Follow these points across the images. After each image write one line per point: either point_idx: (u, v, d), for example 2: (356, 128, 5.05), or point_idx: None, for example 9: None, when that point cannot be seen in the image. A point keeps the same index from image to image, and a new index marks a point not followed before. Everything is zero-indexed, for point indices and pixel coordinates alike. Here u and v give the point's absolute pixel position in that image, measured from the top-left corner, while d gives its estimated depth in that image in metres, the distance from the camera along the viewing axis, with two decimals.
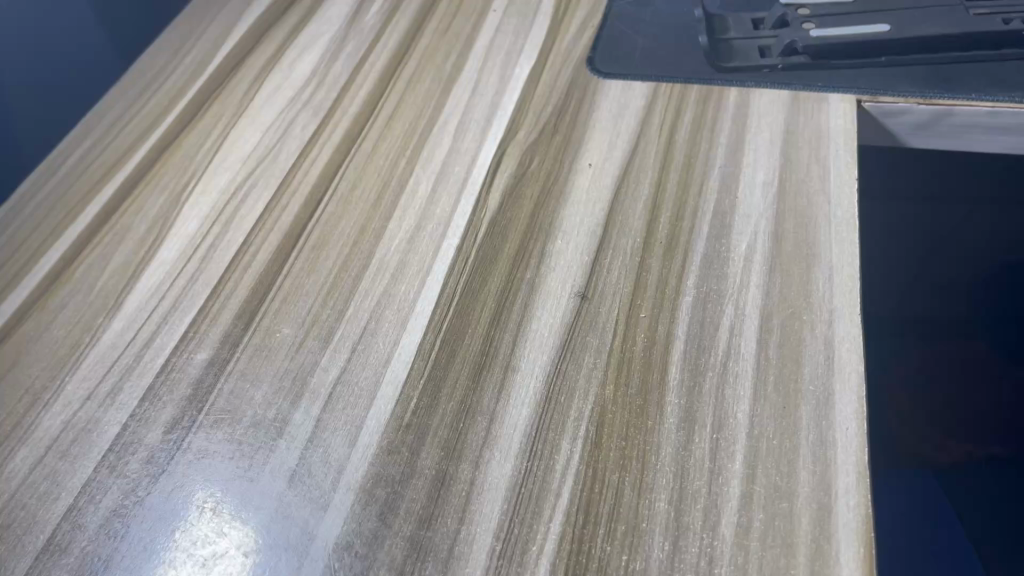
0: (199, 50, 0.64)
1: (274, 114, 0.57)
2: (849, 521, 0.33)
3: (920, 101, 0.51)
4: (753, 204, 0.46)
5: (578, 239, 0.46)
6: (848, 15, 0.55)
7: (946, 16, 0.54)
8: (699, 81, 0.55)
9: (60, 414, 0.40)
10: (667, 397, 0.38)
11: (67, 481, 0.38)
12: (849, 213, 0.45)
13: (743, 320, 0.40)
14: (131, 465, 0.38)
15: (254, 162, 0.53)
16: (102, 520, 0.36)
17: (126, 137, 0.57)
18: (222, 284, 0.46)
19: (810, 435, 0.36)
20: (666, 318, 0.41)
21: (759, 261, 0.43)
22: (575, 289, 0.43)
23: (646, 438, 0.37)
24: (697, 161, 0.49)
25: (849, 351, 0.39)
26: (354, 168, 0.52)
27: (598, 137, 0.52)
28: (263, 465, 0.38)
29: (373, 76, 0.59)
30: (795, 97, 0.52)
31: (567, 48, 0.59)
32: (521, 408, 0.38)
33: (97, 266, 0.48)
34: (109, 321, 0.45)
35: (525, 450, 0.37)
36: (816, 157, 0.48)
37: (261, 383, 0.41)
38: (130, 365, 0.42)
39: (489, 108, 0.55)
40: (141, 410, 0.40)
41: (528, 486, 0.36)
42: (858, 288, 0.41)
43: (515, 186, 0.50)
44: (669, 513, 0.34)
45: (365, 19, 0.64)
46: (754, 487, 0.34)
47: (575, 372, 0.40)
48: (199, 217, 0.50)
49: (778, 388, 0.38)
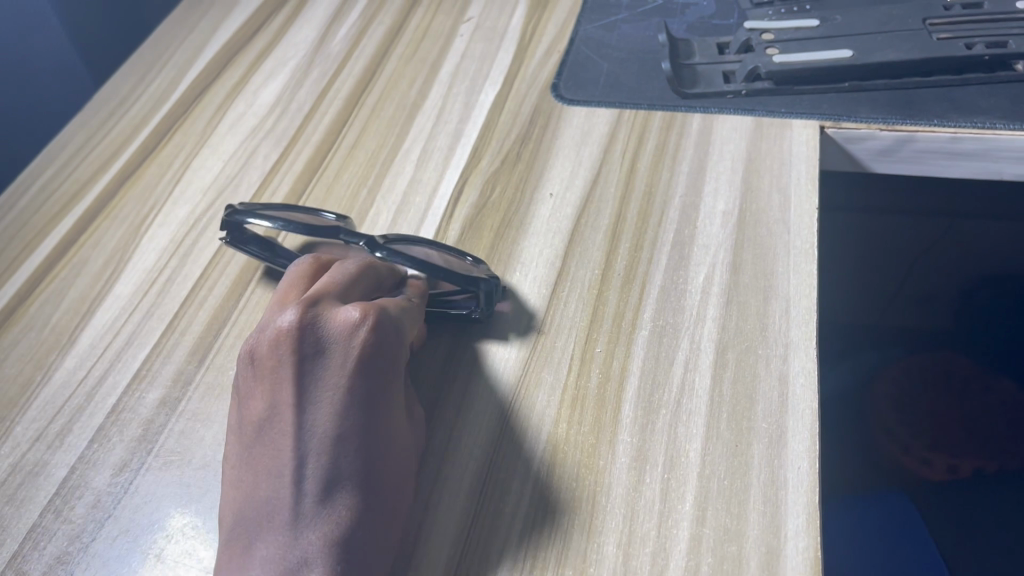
0: (164, 75, 0.64)
1: (237, 142, 0.57)
2: (798, 565, 0.32)
3: (881, 127, 0.50)
4: (712, 234, 0.46)
5: (537, 272, 0.46)
6: (812, 39, 0.55)
7: (909, 41, 0.53)
8: (662, 108, 0.54)
9: (8, 457, 0.40)
10: (620, 435, 0.38)
11: (12, 526, 0.38)
12: (808, 243, 0.45)
13: (698, 355, 0.40)
14: (76, 510, 0.38)
15: (215, 193, 0.53)
16: (46, 568, 0.36)
17: (87, 165, 0.57)
18: (177, 319, 0.45)
19: (760, 475, 0.35)
20: (621, 353, 0.41)
21: (716, 292, 0.43)
22: (531, 323, 0.43)
23: (598, 478, 0.36)
24: (658, 190, 0.49)
25: (804, 386, 0.38)
26: (315, 198, 0.52)
27: (560, 165, 0.52)
28: (210, 511, 0.37)
29: (338, 104, 0.59)
30: (758, 125, 0.52)
31: (532, 74, 0.59)
32: (473, 447, 0.38)
33: (53, 301, 0.47)
34: (62, 359, 0.44)
35: (475, 492, 0.37)
36: (777, 186, 0.48)
37: (212, 423, 0.40)
38: (81, 405, 0.42)
39: (452, 136, 0.55)
40: (90, 452, 0.40)
41: (477, 529, 0.35)
42: (815, 321, 0.41)
43: (475, 217, 0.49)
44: (618, 557, 0.34)
45: (331, 44, 0.64)
46: (703, 529, 0.34)
47: (528, 410, 0.39)
48: (157, 250, 0.50)
49: (731, 425, 0.37)
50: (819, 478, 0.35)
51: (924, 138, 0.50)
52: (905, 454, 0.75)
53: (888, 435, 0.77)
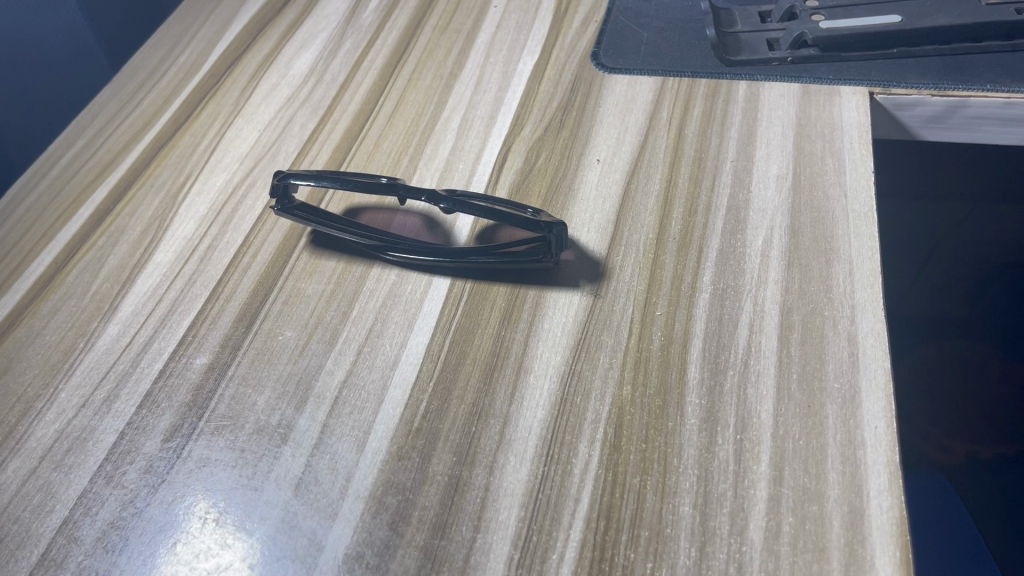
0: (194, 48, 0.63)
1: (271, 112, 0.56)
2: (883, 524, 0.31)
3: (933, 93, 0.49)
4: (767, 197, 0.45)
5: (589, 236, 0.44)
6: (857, 6, 0.54)
7: (958, 5, 0.52)
8: (706, 75, 0.53)
9: (54, 423, 0.39)
10: (687, 396, 0.36)
11: (63, 492, 0.37)
12: (869, 205, 0.43)
13: (763, 316, 0.39)
14: (129, 475, 0.37)
15: (253, 162, 0.52)
16: (100, 533, 0.35)
17: (120, 136, 0.56)
18: (221, 287, 0.44)
19: (837, 435, 0.34)
20: (682, 315, 0.40)
21: (777, 255, 0.42)
22: (586, 286, 0.42)
23: (668, 439, 0.35)
24: (708, 156, 0.48)
25: (874, 347, 0.37)
26: (356, 166, 0.51)
27: (605, 132, 0.50)
28: (267, 474, 0.36)
29: (373, 73, 0.58)
30: (805, 89, 0.51)
31: (571, 43, 0.58)
32: (535, 409, 0.37)
33: (90, 271, 0.46)
34: (105, 326, 0.43)
35: (541, 454, 0.35)
36: (830, 149, 0.47)
37: (264, 389, 0.39)
38: (126, 371, 0.41)
39: (492, 104, 0.54)
40: (139, 418, 0.39)
41: (546, 491, 0.34)
42: (881, 283, 0.39)
43: (521, 183, 0.48)
44: (694, 518, 0.33)
45: (362, 16, 0.63)
46: (782, 489, 0.33)
47: (590, 373, 0.38)
48: (196, 218, 0.49)
49: (802, 386, 0.36)
50: (898, 438, 0.34)
51: (978, 103, 0.49)
52: (925, 443, 0.72)
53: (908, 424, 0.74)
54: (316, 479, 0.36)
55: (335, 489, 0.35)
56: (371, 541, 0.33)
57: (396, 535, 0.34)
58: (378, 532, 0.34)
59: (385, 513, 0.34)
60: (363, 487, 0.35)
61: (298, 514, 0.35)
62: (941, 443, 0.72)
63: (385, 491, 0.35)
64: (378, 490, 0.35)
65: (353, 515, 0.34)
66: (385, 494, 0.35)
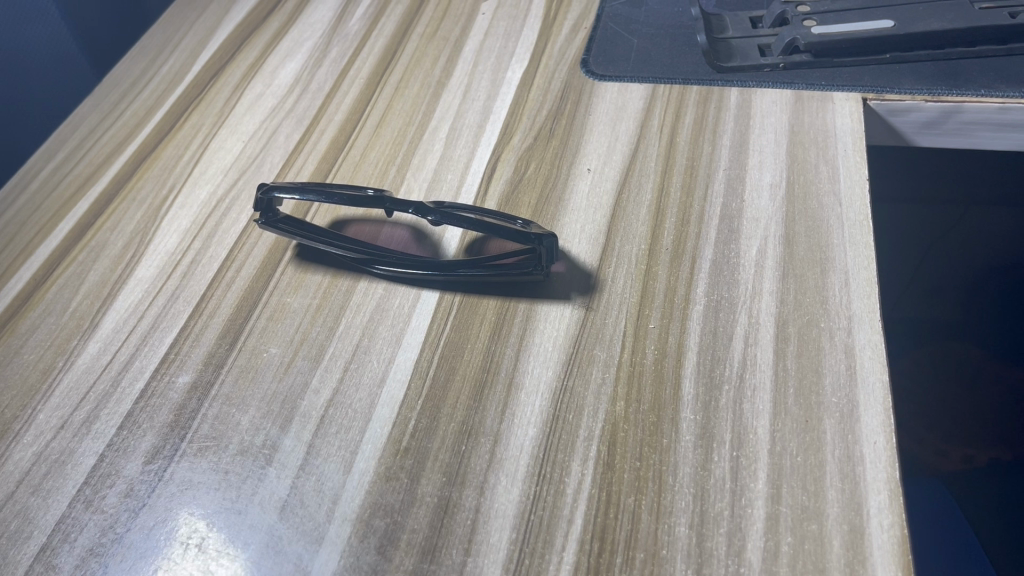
0: (177, 58, 0.62)
1: (255, 123, 0.55)
2: (884, 544, 0.31)
3: (927, 98, 0.48)
4: (761, 207, 0.44)
5: (579, 247, 0.43)
6: (849, 11, 0.53)
7: (950, 10, 0.51)
8: (697, 82, 0.52)
9: (32, 446, 0.38)
10: (681, 413, 0.36)
11: (40, 518, 0.36)
12: (864, 213, 0.42)
13: (758, 329, 0.38)
14: (109, 499, 0.36)
15: (237, 173, 0.51)
16: (79, 560, 0.34)
17: (102, 148, 0.55)
18: (204, 303, 0.43)
19: (835, 451, 0.33)
20: (676, 328, 0.39)
21: (772, 266, 0.41)
22: (577, 299, 0.41)
23: (662, 457, 0.34)
24: (700, 165, 0.47)
25: (872, 359, 0.36)
26: (343, 177, 0.50)
27: (596, 140, 0.50)
28: (251, 497, 0.35)
29: (360, 82, 0.57)
30: (797, 95, 0.50)
31: (560, 50, 0.57)
32: (527, 427, 0.36)
33: (71, 286, 0.46)
34: (85, 344, 0.42)
35: (533, 474, 0.34)
36: (824, 158, 0.46)
37: (248, 408, 0.38)
38: (107, 391, 0.40)
39: (481, 112, 0.53)
40: (120, 440, 0.38)
41: (539, 512, 0.33)
42: (877, 293, 0.39)
43: (511, 193, 0.47)
44: (691, 539, 0.32)
45: (348, 25, 0.62)
46: (779, 508, 0.32)
47: (583, 389, 0.37)
48: (179, 232, 0.48)
49: (799, 401, 0.35)
50: (898, 454, 0.33)
51: (972, 108, 0.48)
52: (920, 448, 0.71)
53: (904, 431, 0.73)
54: (301, 502, 0.35)
55: (321, 512, 0.34)
56: (358, 565, 0.33)
57: (384, 560, 0.33)
58: (366, 556, 0.33)
59: (373, 537, 0.33)
60: (350, 510, 0.34)
61: (283, 539, 0.34)
62: (936, 447, 0.71)
63: (372, 514, 0.34)
64: (366, 513, 0.34)
65: (339, 540, 0.33)
66: (373, 517, 0.34)
